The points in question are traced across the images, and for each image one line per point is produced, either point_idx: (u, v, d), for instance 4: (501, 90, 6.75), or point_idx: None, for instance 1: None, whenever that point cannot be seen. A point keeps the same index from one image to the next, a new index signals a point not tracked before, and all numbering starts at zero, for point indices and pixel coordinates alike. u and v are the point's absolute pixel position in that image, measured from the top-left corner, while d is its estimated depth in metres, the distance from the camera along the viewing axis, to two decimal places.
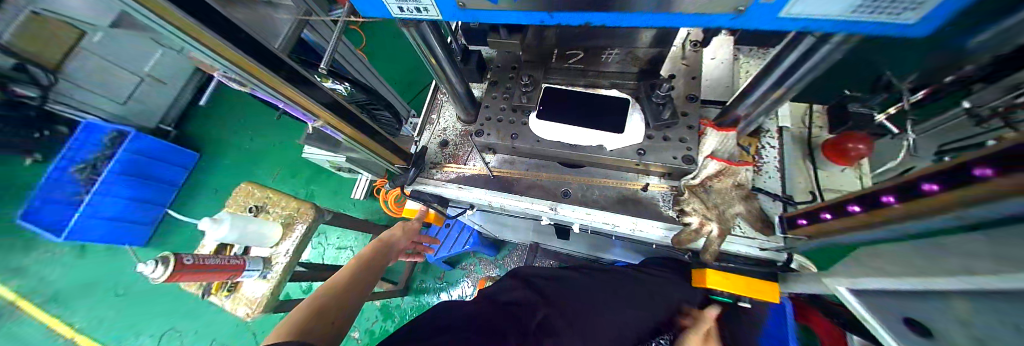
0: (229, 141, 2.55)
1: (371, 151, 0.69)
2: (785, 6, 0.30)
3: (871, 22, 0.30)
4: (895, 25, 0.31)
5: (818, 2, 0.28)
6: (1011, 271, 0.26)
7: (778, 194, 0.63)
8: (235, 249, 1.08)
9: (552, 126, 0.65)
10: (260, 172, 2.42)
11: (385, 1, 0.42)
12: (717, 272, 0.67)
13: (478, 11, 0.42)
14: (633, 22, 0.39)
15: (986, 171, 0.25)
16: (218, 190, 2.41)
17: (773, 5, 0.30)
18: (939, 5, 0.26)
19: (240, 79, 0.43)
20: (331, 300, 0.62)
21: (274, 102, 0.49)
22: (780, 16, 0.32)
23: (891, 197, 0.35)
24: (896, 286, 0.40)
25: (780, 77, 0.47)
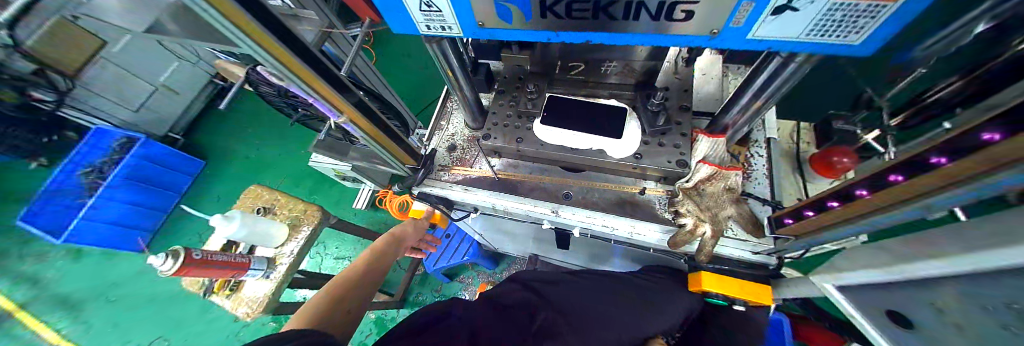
0: (235, 147, 2.60)
1: (387, 149, 0.70)
2: (752, 29, 0.36)
3: (824, 44, 0.36)
4: (842, 46, 0.36)
5: (778, 24, 0.34)
6: (968, 253, 0.29)
7: (767, 199, 0.67)
8: (240, 248, 1.10)
9: (556, 131, 0.70)
10: (263, 180, 2.45)
11: (415, 20, 0.48)
12: (713, 275, 0.69)
13: (495, 29, 0.47)
14: (627, 41, 0.44)
15: (941, 159, 0.30)
16: (220, 197, 2.43)
17: (742, 28, 0.36)
18: (874, 30, 0.32)
19: (277, 72, 0.44)
20: (348, 295, 0.68)
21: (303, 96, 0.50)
22: (749, 38, 0.37)
23: (863, 190, 0.39)
24: (872, 279, 0.43)
25: (759, 90, 0.53)
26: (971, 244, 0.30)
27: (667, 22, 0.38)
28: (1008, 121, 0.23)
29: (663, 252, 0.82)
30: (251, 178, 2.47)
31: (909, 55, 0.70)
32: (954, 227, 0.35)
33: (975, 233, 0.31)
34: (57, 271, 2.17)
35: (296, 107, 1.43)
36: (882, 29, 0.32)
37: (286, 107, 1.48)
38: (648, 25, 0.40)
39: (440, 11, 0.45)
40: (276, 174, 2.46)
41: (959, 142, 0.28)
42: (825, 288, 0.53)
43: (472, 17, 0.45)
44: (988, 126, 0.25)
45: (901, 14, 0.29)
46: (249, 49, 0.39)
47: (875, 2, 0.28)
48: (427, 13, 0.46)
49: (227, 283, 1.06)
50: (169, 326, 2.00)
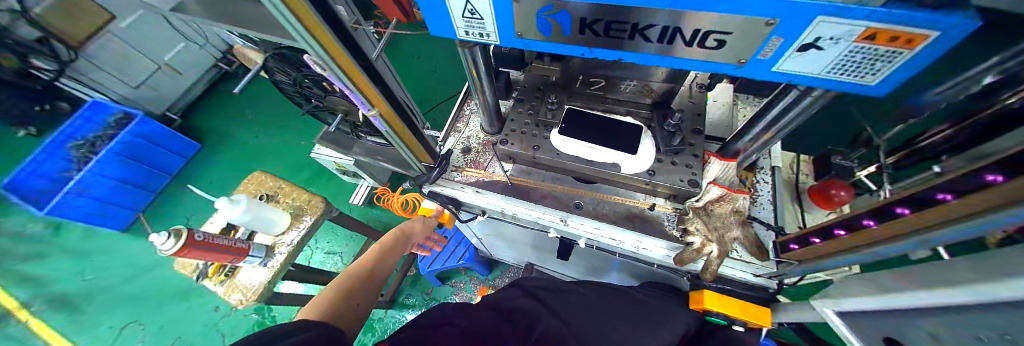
0: (234, 132, 2.55)
1: (408, 145, 0.70)
2: (778, 61, 0.39)
3: (844, 82, 0.38)
4: (860, 85, 0.39)
5: (803, 60, 0.37)
6: (964, 287, 0.32)
7: (771, 224, 0.70)
8: (239, 234, 1.08)
9: (572, 141, 0.72)
10: (260, 167, 2.42)
11: (456, 25, 0.50)
12: (715, 294, 0.70)
13: (531, 40, 0.49)
14: (656, 62, 0.47)
15: (945, 196, 0.32)
16: (213, 180, 2.37)
17: (769, 59, 0.39)
18: (892, 72, 0.34)
19: (323, 64, 0.44)
20: (359, 286, 0.71)
21: (341, 88, 0.50)
22: (774, 69, 0.40)
23: (870, 220, 0.41)
24: (871, 306, 0.45)
25: (772, 120, 0.56)
26: (971, 276, 0.32)
27: (698, 49, 0.41)
28: (1008, 164, 0.26)
29: (666, 269, 0.84)
30: (248, 164, 2.44)
31: (908, 99, 0.74)
32: (953, 260, 0.37)
33: (972, 267, 0.33)
34: (35, 244, 2.10)
35: (310, 98, 1.45)
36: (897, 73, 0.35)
37: (298, 97, 1.49)
38: (680, 50, 0.42)
39: (481, 19, 0.47)
40: (274, 162, 2.43)
41: (961, 181, 0.31)
42: (824, 313, 0.55)
43: (511, 27, 0.47)
44: (989, 169, 0.28)
45: (915, 62, 0.32)
46: (302, 41, 0.39)
47: (895, 49, 0.31)
48: (468, 19, 0.48)
49: (223, 268, 1.03)
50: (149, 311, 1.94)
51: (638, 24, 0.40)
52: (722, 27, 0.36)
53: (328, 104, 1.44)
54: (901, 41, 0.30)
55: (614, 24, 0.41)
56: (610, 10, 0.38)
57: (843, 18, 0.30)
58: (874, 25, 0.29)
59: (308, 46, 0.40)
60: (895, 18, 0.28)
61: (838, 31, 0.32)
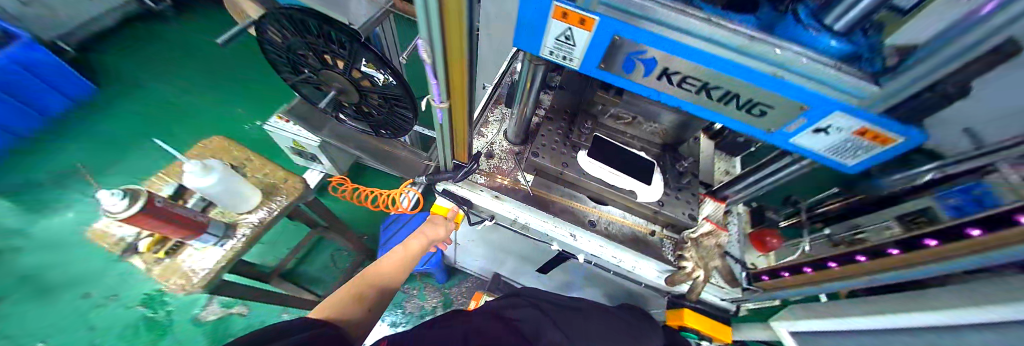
0: (179, 92, 2.27)
1: (453, 142, 0.70)
2: (797, 136, 0.52)
3: (830, 158, 0.54)
4: (838, 162, 0.55)
5: (815, 138, 0.51)
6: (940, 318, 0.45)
7: (739, 258, 0.85)
8: (191, 203, 0.91)
9: (596, 164, 0.81)
10: (178, 133, 2.12)
11: (546, 44, 0.55)
12: (693, 313, 0.82)
13: (609, 74, 0.56)
14: (708, 115, 0.58)
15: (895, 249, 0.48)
16: (111, 130, 2.10)
17: (793, 133, 0.52)
18: (864, 157, 0.51)
19: (432, 56, 0.44)
20: (371, 293, 0.73)
21: (432, 79, 0.48)
22: (790, 141, 0.54)
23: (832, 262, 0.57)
24: (825, 327, 0.60)
25: (765, 175, 0.71)
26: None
27: (744, 113, 0.53)
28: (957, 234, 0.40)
29: (649, 289, 0.96)
30: (193, 126, 2.16)
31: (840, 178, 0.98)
32: (909, 301, 0.51)
33: (935, 307, 0.46)
34: None
35: (301, 69, 1.32)
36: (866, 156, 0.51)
37: (284, 67, 1.36)
38: (732, 111, 0.54)
39: (574, 45, 0.53)
40: (208, 130, 2.14)
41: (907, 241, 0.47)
42: (779, 331, 0.70)
43: (600, 60, 0.54)
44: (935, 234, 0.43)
45: (881, 153, 0.48)
46: (433, 33, 0.39)
47: (874, 144, 0.47)
48: (562, 43, 0.53)
49: (161, 244, 0.84)
50: (51, 277, 1.64)
51: (709, 84, 0.50)
52: (769, 102, 0.48)
53: (320, 79, 1.34)
54: (880, 139, 0.45)
55: (689, 79, 0.50)
56: (698, 70, 0.47)
57: (853, 117, 0.43)
58: (868, 125, 0.44)
59: (433, 38, 0.40)
60: (881, 123, 0.42)
61: (845, 125, 0.46)
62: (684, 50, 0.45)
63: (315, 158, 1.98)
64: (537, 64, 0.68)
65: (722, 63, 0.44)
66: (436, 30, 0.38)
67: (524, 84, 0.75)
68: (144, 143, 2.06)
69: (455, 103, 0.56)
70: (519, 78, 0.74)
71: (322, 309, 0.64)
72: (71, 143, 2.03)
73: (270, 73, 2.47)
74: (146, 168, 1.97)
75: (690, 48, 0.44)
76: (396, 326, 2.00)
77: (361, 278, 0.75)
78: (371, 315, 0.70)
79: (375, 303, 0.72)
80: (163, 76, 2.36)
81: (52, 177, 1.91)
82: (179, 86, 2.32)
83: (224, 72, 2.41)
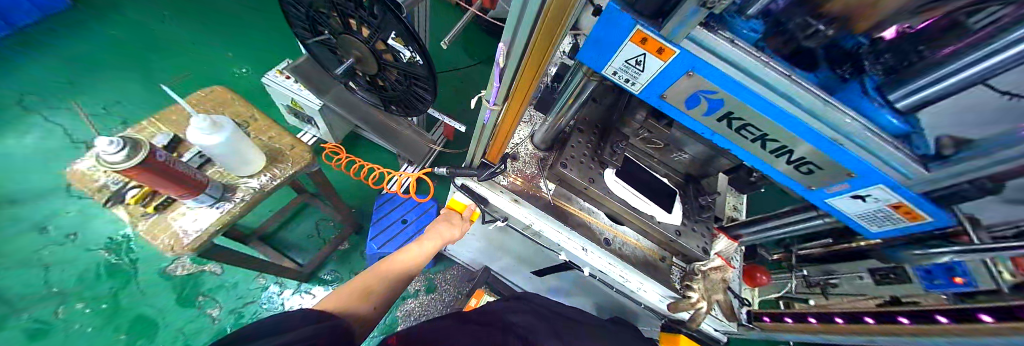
0: (176, 23, 2.10)
1: (490, 142, 0.67)
2: (835, 197, 0.54)
3: (858, 222, 0.57)
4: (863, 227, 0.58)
5: (851, 203, 0.53)
6: None
7: (739, 294, 0.89)
8: (185, 157, 0.84)
9: (621, 186, 0.81)
10: (160, 71, 1.95)
11: (613, 64, 0.54)
12: (689, 340, 0.85)
13: (668, 104, 0.56)
14: (752, 161, 0.59)
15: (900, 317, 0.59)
16: (84, 53, 1.90)
17: (830, 194, 0.54)
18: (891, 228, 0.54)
19: (506, 59, 0.41)
20: (380, 287, 0.70)
21: (495, 81, 0.46)
22: (826, 200, 0.56)
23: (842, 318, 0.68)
24: None
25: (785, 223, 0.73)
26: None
27: (790, 167, 0.54)
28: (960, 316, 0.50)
29: (647, 310, 0.98)
30: (181, 65, 2.00)
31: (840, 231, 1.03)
32: None
33: None
34: None
35: (318, 27, 1.23)
36: (892, 226, 0.54)
37: (301, 23, 1.27)
38: (779, 162, 0.55)
39: (642, 70, 0.51)
40: (197, 72, 1.99)
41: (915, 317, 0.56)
42: None
43: (663, 89, 0.53)
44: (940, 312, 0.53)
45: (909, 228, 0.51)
46: (519, 40, 0.37)
47: (904, 218, 0.50)
48: (631, 66, 0.52)
49: (150, 198, 0.77)
50: (5, 204, 1.50)
51: (767, 135, 0.50)
52: (820, 164, 0.49)
53: (338, 43, 1.26)
54: (912, 216, 0.48)
55: (748, 127, 0.50)
56: (762, 122, 0.47)
57: (895, 192, 0.45)
58: (906, 202, 0.46)
59: (517, 44, 0.38)
60: (920, 201, 0.45)
61: (884, 198, 0.48)
62: (756, 102, 0.44)
63: (312, 121, 1.87)
64: (592, 76, 0.66)
65: (791, 122, 0.44)
66: (523, 39, 0.36)
67: (569, 97, 0.74)
68: (119, 75, 1.89)
69: (511, 107, 0.54)
70: (566, 88, 0.73)
71: (329, 302, 0.61)
72: (40, 59, 1.83)
73: (273, 23, 2.31)
74: (125, 101, 1.81)
75: (765, 100, 0.43)
76: None
77: (371, 271, 0.73)
78: (379, 312, 0.66)
79: (383, 297, 0.69)
80: (156, 4, 2.17)
81: (12, 93, 1.72)
82: (172, 18, 2.14)
83: (223, 12, 2.23)
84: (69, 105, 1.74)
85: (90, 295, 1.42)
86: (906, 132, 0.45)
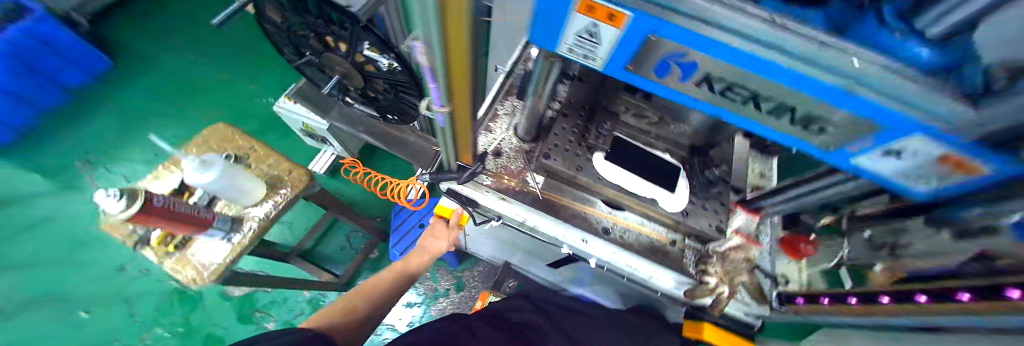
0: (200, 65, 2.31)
1: (456, 145, 0.64)
2: (861, 156, 0.44)
3: (900, 180, 0.47)
4: (908, 184, 0.48)
5: (884, 161, 0.43)
6: None
7: (771, 274, 0.77)
8: (196, 198, 0.90)
9: (614, 169, 0.74)
10: (197, 115, 2.15)
11: (564, 41, 0.47)
12: (713, 327, 0.76)
13: (637, 76, 0.48)
14: (752, 127, 0.49)
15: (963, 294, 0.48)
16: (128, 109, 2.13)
17: (854, 153, 0.44)
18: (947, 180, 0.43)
19: (428, 63, 0.37)
20: (362, 305, 0.77)
21: (430, 82, 0.43)
22: (851, 161, 0.46)
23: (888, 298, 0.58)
24: None
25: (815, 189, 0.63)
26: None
27: (796, 128, 0.45)
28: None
29: (666, 297, 0.89)
30: (216, 105, 2.19)
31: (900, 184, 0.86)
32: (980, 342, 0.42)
33: None
34: None
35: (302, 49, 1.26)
36: (936, 179, 0.45)
37: (287, 48, 1.30)
38: (782, 125, 0.45)
39: (598, 43, 0.44)
40: (226, 110, 2.16)
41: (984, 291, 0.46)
42: None
43: (626, 60, 0.45)
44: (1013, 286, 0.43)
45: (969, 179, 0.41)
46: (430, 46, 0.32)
47: (953, 168, 0.40)
48: (585, 41, 0.45)
49: (170, 238, 0.86)
50: (93, 247, 1.75)
51: (759, 95, 0.41)
52: (833, 120, 0.39)
53: (324, 63, 1.29)
54: (963, 165, 0.39)
55: (735, 89, 0.42)
56: (749, 80, 0.39)
57: (939, 143, 0.35)
58: (953, 151, 0.36)
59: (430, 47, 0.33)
60: (972, 148, 0.36)
61: (925, 151, 0.38)
62: (739, 61, 0.36)
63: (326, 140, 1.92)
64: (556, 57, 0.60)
65: (790, 78, 0.35)
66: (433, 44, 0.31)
67: (541, 81, 0.69)
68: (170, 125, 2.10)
69: (464, 110, 0.50)
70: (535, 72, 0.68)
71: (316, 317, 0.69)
72: (93, 121, 2.08)
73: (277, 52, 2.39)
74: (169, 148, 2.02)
75: (747, 56, 0.35)
76: (411, 305, 2.08)
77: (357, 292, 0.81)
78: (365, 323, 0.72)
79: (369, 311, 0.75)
80: (178, 50, 2.35)
81: (82, 151, 1.99)
82: (199, 62, 2.30)
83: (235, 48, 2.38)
84: (127, 158, 1.99)
85: (168, 321, 1.65)
86: (944, 66, 0.35)
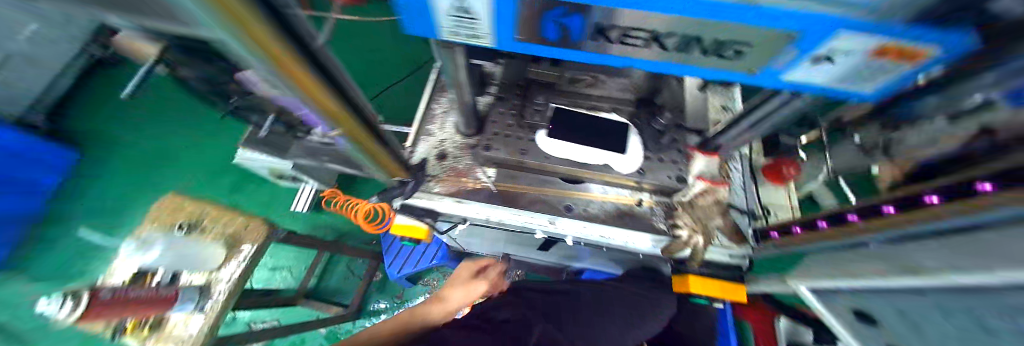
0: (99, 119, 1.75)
1: (379, 164, 0.59)
2: (793, 72, 0.39)
3: (844, 88, 0.41)
4: (854, 91, 0.43)
5: (817, 71, 0.38)
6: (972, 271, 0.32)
7: (745, 209, 0.74)
8: (157, 279, 0.86)
9: (562, 144, 0.69)
10: (188, 184, 1.61)
11: (441, 26, 0.41)
12: (700, 278, 0.72)
13: (533, 45, 0.42)
14: (672, 69, 0.44)
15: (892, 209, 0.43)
16: None
17: (784, 70, 0.39)
18: (891, 78, 0.38)
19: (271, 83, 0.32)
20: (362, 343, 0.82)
21: (296, 108, 0.38)
22: (784, 79, 0.41)
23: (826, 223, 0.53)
24: (831, 285, 0.52)
25: (765, 115, 0.57)
26: (923, 265, 0.38)
27: (715, 59, 0.39)
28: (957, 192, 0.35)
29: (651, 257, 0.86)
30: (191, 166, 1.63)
31: None
32: None
33: None
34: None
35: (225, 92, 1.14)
36: (885, 78, 0.39)
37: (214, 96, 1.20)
38: (700, 59, 0.40)
39: (475, 20, 0.38)
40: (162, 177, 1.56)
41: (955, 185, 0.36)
42: (800, 290, 0.60)
43: (511, 31, 0.39)
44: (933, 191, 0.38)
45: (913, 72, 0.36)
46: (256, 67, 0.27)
47: (899, 63, 0.35)
48: (458, 19, 0.38)
49: (141, 323, 0.85)
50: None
51: (660, 33, 0.36)
52: (749, 41, 0.34)
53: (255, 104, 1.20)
54: (906, 57, 0.33)
55: (637, 32, 0.36)
56: (640, 18, 0.33)
57: (870, 38, 0.30)
58: (887, 42, 0.31)
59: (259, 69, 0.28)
60: (912, 35, 0.30)
61: (858, 50, 0.33)
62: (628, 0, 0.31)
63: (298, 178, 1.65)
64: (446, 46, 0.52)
65: (680, 3, 0.30)
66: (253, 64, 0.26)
67: (451, 76, 0.62)
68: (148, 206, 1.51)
69: (359, 129, 0.45)
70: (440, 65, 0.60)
71: None
72: None
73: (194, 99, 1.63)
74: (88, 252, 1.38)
75: None
76: None
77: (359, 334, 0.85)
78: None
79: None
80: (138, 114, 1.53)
81: None
82: (136, 116, 1.52)
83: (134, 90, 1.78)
84: None
85: None
86: None
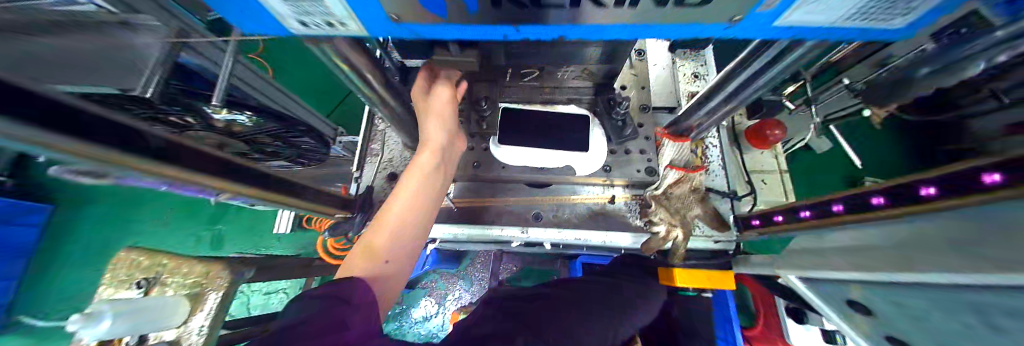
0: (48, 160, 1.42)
1: (309, 209, 0.52)
2: (785, 13, 0.27)
3: (860, 27, 0.29)
4: (879, 30, 0.30)
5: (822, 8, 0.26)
6: (990, 274, 0.27)
7: (725, 191, 0.70)
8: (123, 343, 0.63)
9: (517, 151, 0.62)
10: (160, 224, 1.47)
11: (279, 14, 0.31)
12: (686, 271, 0.67)
13: (417, 26, 0.32)
14: (619, 33, 0.33)
15: (879, 198, 0.35)
16: None
17: (775, 11, 0.27)
18: (930, 11, 0.26)
19: (84, 169, 0.24)
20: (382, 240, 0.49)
21: (154, 186, 0.31)
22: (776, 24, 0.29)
23: (807, 213, 0.45)
24: (808, 274, 0.50)
25: (734, 92, 0.49)
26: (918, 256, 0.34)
27: (673, 8, 0.28)
28: (946, 182, 0.28)
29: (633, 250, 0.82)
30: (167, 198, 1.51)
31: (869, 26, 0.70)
32: None
33: None
34: None
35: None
36: (926, 9, 0.26)
37: None
38: (652, 13, 0.29)
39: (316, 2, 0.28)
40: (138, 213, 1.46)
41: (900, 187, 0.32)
42: (788, 278, 0.56)
43: (377, 9, 0.30)
44: (922, 181, 0.30)
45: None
46: None
47: None
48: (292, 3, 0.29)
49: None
50: None
51: None
52: None
53: None
54: None
55: None
56: None
57: None
58: None
59: None
60: None
61: None
62: None
63: None
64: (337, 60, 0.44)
65: None
66: None
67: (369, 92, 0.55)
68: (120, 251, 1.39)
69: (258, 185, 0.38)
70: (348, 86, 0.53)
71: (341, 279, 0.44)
72: None
73: None
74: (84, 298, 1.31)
75: None
76: None
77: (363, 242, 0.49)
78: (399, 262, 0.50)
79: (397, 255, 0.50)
80: None
81: None
82: None
83: None
84: None
85: None
86: None
